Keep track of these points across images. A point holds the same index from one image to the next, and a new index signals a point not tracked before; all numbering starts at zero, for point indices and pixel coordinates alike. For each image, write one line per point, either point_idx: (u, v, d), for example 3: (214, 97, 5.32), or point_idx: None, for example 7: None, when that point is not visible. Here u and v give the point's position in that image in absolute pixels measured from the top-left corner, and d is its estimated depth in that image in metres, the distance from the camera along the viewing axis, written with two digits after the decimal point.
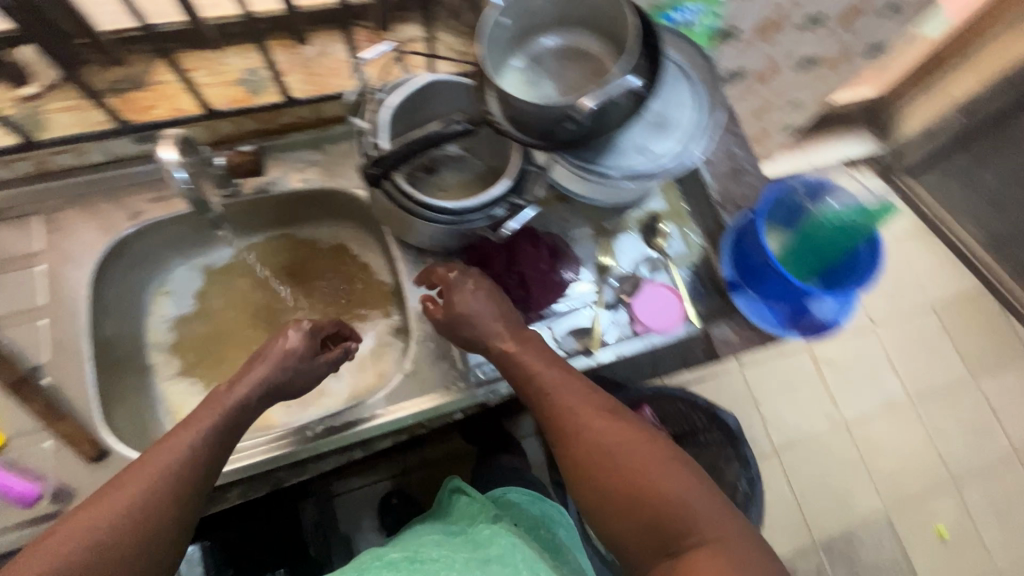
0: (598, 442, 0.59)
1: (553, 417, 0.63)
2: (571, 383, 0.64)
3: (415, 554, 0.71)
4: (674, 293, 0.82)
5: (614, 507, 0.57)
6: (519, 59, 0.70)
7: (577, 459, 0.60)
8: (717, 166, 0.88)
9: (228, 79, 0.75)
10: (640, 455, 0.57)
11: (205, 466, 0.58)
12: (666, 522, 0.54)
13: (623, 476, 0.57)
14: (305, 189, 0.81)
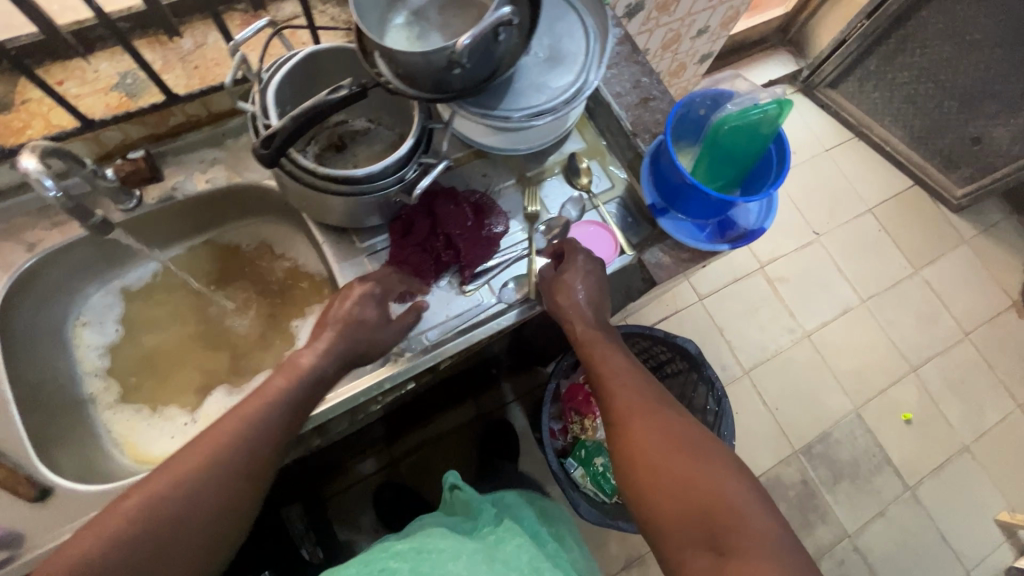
0: (658, 433, 0.66)
1: (617, 407, 0.70)
2: (630, 381, 0.72)
3: (420, 545, 0.69)
4: (604, 228, 0.83)
5: (662, 495, 0.62)
6: (400, 14, 0.69)
7: (632, 449, 0.66)
8: (625, 98, 0.88)
9: (104, 85, 0.71)
10: (694, 452, 0.63)
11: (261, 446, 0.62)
12: (713, 513, 0.59)
13: (675, 465, 0.62)
14: (212, 189, 0.78)
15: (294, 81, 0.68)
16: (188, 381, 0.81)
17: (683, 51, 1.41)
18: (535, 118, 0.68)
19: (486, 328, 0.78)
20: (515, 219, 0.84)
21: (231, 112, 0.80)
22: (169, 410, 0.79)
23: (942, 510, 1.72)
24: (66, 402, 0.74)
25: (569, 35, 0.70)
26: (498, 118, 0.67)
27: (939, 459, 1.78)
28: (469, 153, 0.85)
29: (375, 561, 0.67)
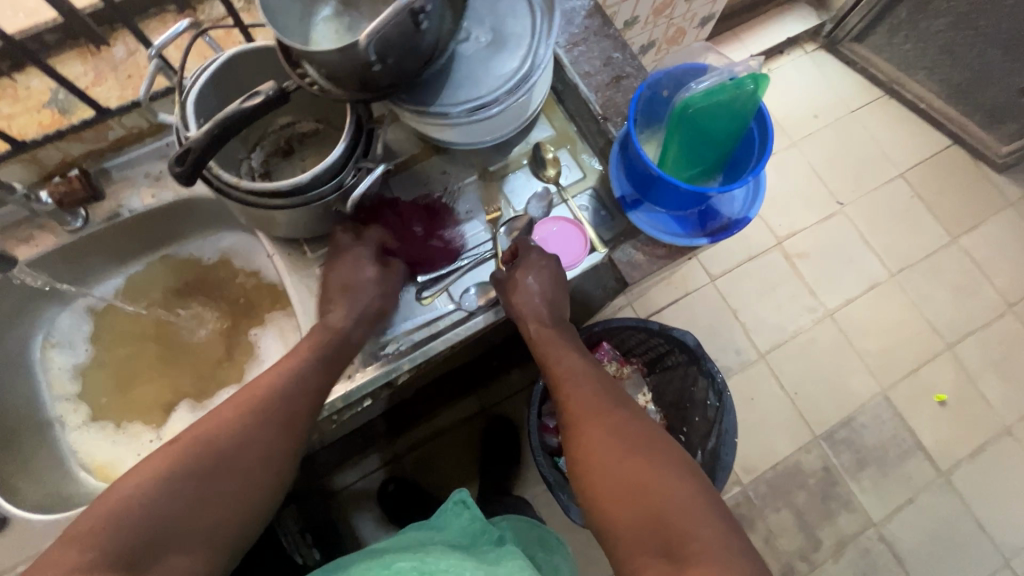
0: (611, 434, 0.64)
1: (573, 409, 0.70)
2: (589, 382, 0.72)
3: (422, 564, 0.65)
4: (573, 224, 0.77)
5: (615, 498, 0.60)
6: (327, 3, 0.62)
7: (588, 451, 0.64)
8: (595, 77, 0.80)
9: (37, 103, 0.69)
10: (646, 454, 0.61)
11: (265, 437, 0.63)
12: (663, 514, 0.56)
13: (626, 466, 0.61)
14: (161, 203, 0.75)
15: (219, 86, 0.63)
16: (152, 398, 0.80)
17: (678, 15, 1.28)
18: (476, 112, 0.62)
19: (444, 338, 0.74)
20: (478, 219, 0.79)
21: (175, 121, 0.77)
22: (135, 429, 0.78)
23: (977, 495, 1.60)
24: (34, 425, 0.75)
25: (514, 14, 0.63)
26: (436, 114, 0.61)
27: (977, 440, 1.64)
28: (427, 149, 0.80)
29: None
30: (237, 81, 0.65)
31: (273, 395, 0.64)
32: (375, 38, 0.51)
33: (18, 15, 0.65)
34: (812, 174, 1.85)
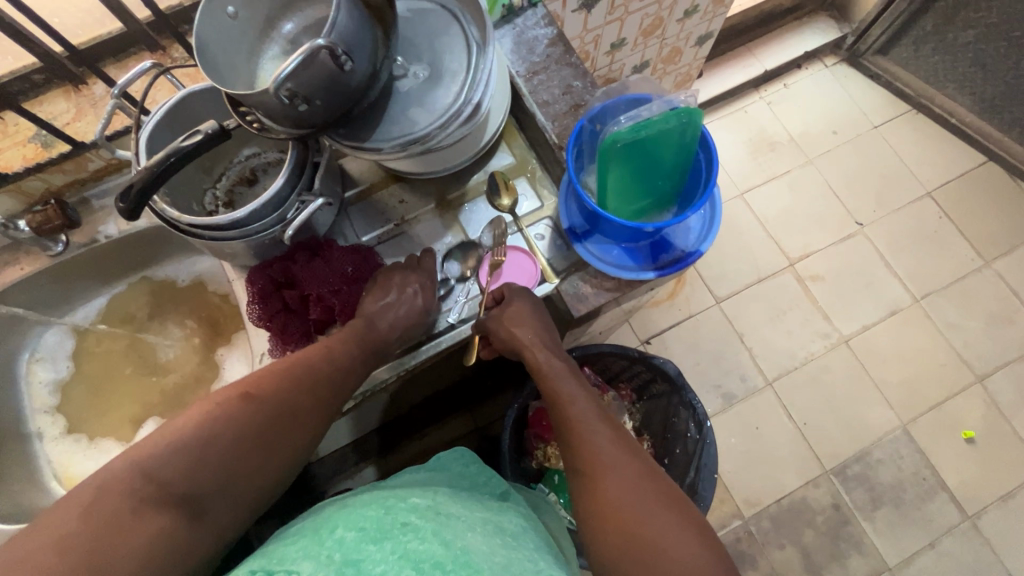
0: (616, 478, 0.58)
1: (578, 443, 0.63)
2: (595, 420, 0.65)
3: (436, 504, 0.62)
4: (524, 252, 0.78)
5: (619, 550, 0.54)
6: (275, 43, 0.65)
7: (593, 495, 0.58)
8: (554, 106, 0.80)
9: (21, 139, 0.74)
10: (652, 504, 0.56)
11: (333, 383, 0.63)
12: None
13: (629, 519, 0.55)
14: (133, 231, 0.80)
15: (174, 122, 0.66)
16: (126, 413, 0.84)
17: (670, 34, 1.25)
18: (407, 148, 0.62)
19: (388, 368, 0.74)
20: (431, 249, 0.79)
21: None
22: (106, 443, 0.83)
23: (1008, 545, 1.43)
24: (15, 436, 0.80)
25: (451, 51, 0.64)
26: (370, 150, 0.62)
27: (1010, 484, 1.47)
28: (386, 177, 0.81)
29: (393, 509, 0.58)
30: (191, 117, 0.69)
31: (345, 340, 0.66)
32: (294, 82, 0.52)
33: (8, 58, 0.71)
34: (829, 192, 1.70)
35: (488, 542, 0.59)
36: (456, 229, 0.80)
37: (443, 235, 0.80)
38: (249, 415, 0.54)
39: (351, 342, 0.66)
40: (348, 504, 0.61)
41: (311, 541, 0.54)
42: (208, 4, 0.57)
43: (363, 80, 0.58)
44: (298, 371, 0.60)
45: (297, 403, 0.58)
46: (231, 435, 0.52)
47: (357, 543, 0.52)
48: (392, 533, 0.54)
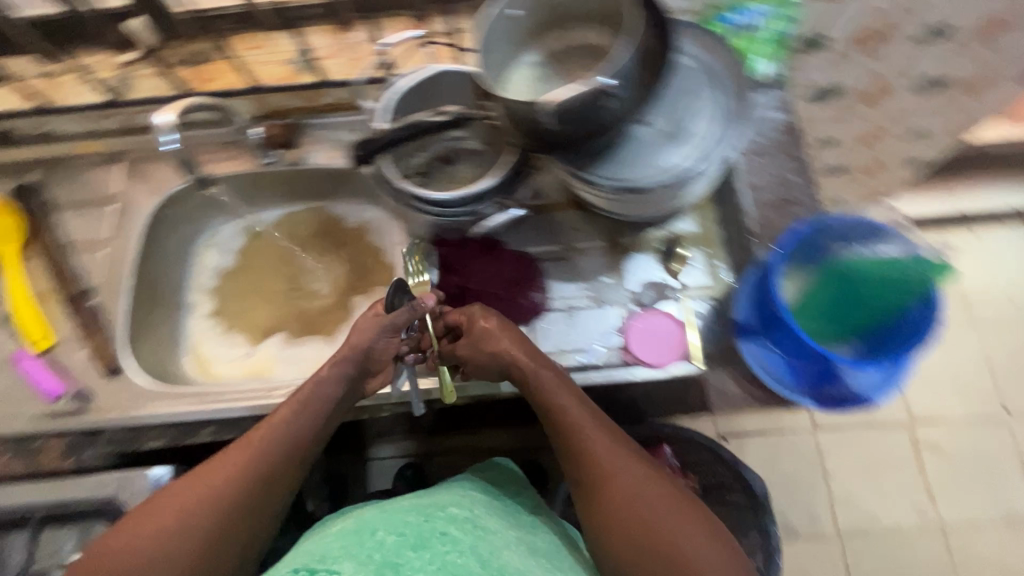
0: (644, 511, 0.54)
1: (593, 479, 0.57)
2: (605, 437, 0.59)
3: (474, 517, 0.64)
4: (676, 325, 0.73)
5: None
6: (535, 53, 0.68)
7: (620, 533, 0.54)
8: (762, 192, 0.76)
9: (279, 59, 0.83)
10: (684, 526, 0.53)
11: (300, 455, 0.60)
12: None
13: (666, 549, 0.52)
14: (330, 166, 0.85)
15: (421, 93, 0.71)
16: (259, 319, 0.91)
17: None
18: (619, 189, 0.62)
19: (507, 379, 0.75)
20: (585, 283, 0.78)
21: None
22: (235, 338, 0.89)
23: None
24: (170, 301, 0.89)
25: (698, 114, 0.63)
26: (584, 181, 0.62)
27: None
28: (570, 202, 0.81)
29: (433, 518, 0.61)
30: (437, 95, 0.72)
31: (313, 399, 0.62)
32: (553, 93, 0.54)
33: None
34: None
35: (525, 561, 0.59)
36: (617, 275, 0.78)
37: (603, 276, 0.78)
38: (205, 498, 0.54)
39: (300, 409, 0.61)
40: (389, 508, 0.64)
41: (354, 540, 0.57)
42: (500, 4, 0.62)
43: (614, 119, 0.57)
44: (257, 439, 0.58)
45: (257, 475, 0.56)
46: (175, 524, 0.52)
47: (396, 546, 0.56)
48: (430, 542, 0.57)
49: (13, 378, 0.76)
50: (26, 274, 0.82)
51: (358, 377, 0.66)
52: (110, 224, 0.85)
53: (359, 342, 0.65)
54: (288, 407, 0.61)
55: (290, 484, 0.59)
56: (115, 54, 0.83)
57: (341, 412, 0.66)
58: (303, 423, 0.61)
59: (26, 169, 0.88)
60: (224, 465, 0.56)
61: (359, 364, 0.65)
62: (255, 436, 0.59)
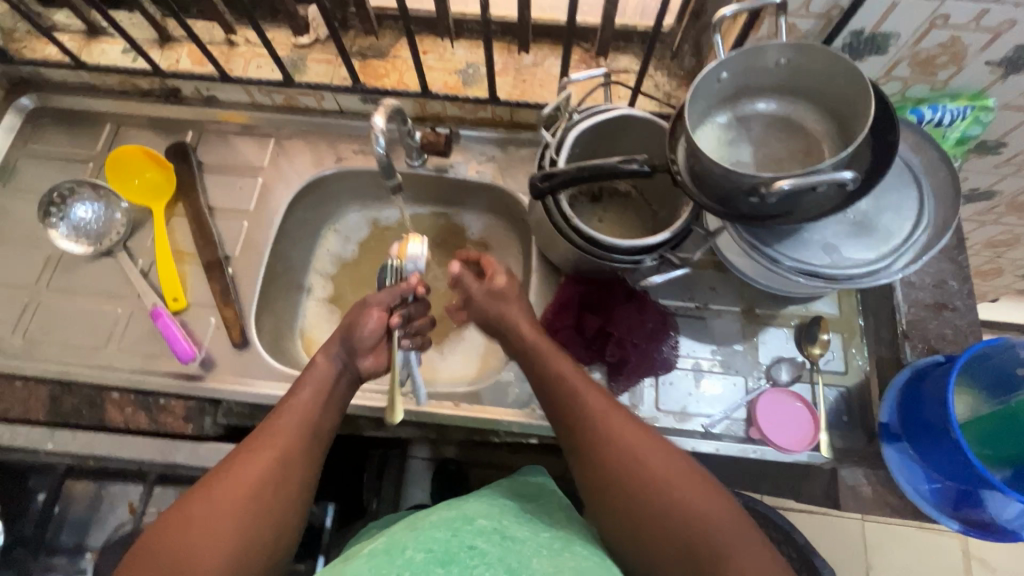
0: (640, 473, 0.55)
1: (586, 449, 0.58)
2: (600, 398, 0.60)
3: (503, 527, 0.56)
4: (809, 411, 0.72)
5: (654, 541, 0.52)
6: (726, 113, 0.65)
7: (617, 498, 0.55)
8: (918, 292, 0.74)
9: (450, 67, 0.84)
10: (683, 482, 0.54)
11: (314, 429, 0.61)
12: (706, 557, 0.50)
13: (665, 507, 0.53)
14: (476, 179, 0.87)
15: (601, 130, 0.71)
16: None
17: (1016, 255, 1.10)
18: (803, 278, 0.60)
19: None
20: (715, 346, 0.77)
21: (528, 126, 0.87)
22: None
23: None
24: (292, 281, 0.90)
25: (899, 214, 0.60)
26: (764, 256, 0.61)
27: None
28: (710, 259, 0.80)
29: (459, 530, 0.54)
30: (616, 135, 0.73)
31: (317, 399, 0.62)
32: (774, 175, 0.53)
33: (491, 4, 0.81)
34: None
35: (557, 566, 0.51)
36: (750, 344, 0.77)
37: (736, 343, 0.77)
38: (239, 483, 0.54)
39: (314, 398, 0.62)
40: (416, 524, 0.58)
41: (383, 560, 0.50)
42: (710, 67, 0.60)
43: (815, 212, 0.56)
44: (278, 423, 0.59)
45: (283, 454, 0.57)
46: (220, 513, 0.52)
47: (425, 565, 0.49)
48: (459, 558, 0.50)
49: (147, 332, 0.77)
50: (169, 231, 0.84)
51: (352, 358, 0.68)
52: (253, 198, 0.87)
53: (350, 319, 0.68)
54: (307, 391, 0.62)
55: (316, 463, 0.60)
56: (295, 35, 0.87)
57: (349, 394, 0.68)
58: (320, 406, 0.62)
59: (184, 128, 0.91)
60: (252, 453, 0.57)
61: (349, 341, 0.68)
62: (268, 431, 0.58)
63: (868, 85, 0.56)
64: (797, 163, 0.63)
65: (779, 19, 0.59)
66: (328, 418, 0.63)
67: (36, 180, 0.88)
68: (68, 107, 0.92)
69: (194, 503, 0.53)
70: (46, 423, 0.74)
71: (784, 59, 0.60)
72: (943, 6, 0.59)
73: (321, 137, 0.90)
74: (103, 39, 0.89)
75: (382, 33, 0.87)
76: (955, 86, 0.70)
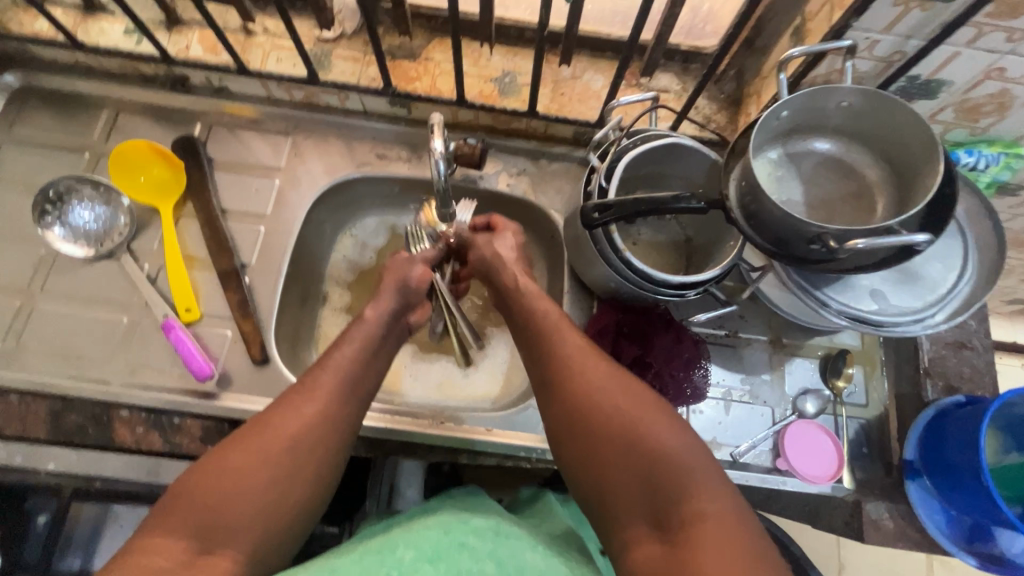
0: (608, 407, 0.57)
1: (560, 386, 0.61)
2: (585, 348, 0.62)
3: (498, 524, 0.58)
4: (835, 446, 0.73)
5: (616, 470, 0.55)
6: (778, 148, 0.64)
7: (583, 430, 0.58)
8: (940, 331, 0.76)
9: (486, 75, 0.81)
10: (648, 417, 0.56)
11: (357, 377, 0.60)
12: (666, 487, 0.52)
13: (629, 439, 0.55)
14: (507, 192, 0.84)
15: (650, 156, 0.70)
16: None
17: (1007, 283, 1.16)
18: (850, 323, 0.61)
19: None
20: (744, 375, 0.77)
21: (561, 140, 0.85)
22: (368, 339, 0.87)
23: None
24: (307, 289, 0.86)
25: (944, 264, 0.63)
26: (814, 300, 0.61)
27: None
28: (739, 287, 0.80)
29: (452, 528, 0.55)
30: (665, 160, 0.72)
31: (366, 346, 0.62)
32: (844, 230, 0.53)
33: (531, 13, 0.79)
34: None
35: (548, 564, 0.54)
36: (777, 375, 0.77)
37: (765, 373, 0.77)
38: (277, 433, 0.53)
39: (357, 355, 0.61)
40: (413, 524, 0.58)
41: (374, 559, 0.51)
42: (775, 105, 0.59)
43: (857, 257, 0.55)
44: (320, 377, 0.58)
45: (325, 410, 0.56)
46: (263, 457, 0.52)
47: (414, 564, 0.50)
48: (448, 554, 0.52)
49: (158, 346, 0.72)
50: (178, 233, 0.78)
51: (400, 313, 0.67)
52: (270, 201, 0.81)
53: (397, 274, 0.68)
54: (351, 345, 0.61)
55: (356, 423, 0.59)
56: (319, 28, 0.81)
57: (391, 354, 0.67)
58: (364, 364, 0.61)
59: (191, 121, 0.84)
60: (293, 405, 0.56)
61: (399, 295, 0.67)
62: (314, 374, 0.58)
63: (934, 138, 0.56)
64: (848, 206, 0.63)
65: (847, 62, 0.57)
66: (372, 374, 0.62)
67: (22, 170, 0.80)
68: (57, 89, 0.84)
69: (243, 435, 0.54)
70: (43, 442, 0.68)
71: (846, 102, 0.59)
72: (1003, 59, 0.59)
73: (342, 138, 0.85)
74: (101, 17, 0.81)
75: (414, 33, 0.82)
76: (997, 132, 0.70)
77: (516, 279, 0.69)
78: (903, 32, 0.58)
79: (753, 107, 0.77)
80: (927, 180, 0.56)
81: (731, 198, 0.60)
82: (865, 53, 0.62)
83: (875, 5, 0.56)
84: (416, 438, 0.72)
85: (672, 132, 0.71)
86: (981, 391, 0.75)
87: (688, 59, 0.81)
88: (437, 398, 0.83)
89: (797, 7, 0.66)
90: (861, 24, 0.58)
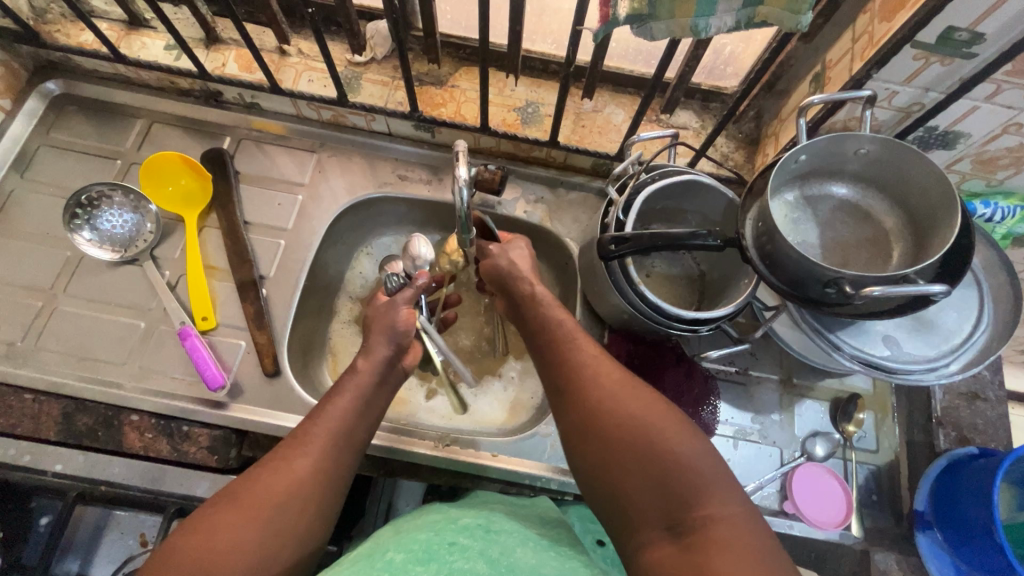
0: (618, 415, 0.53)
1: (569, 392, 0.58)
2: (607, 365, 0.59)
3: (488, 522, 0.55)
4: (843, 493, 0.71)
5: (627, 479, 0.50)
6: (795, 191, 0.64)
7: (593, 440, 0.54)
8: (954, 380, 0.75)
9: (509, 104, 0.83)
10: (662, 421, 0.52)
11: (346, 420, 0.59)
12: (679, 491, 0.48)
13: (643, 446, 0.51)
14: (523, 219, 0.85)
15: (667, 191, 0.71)
16: None
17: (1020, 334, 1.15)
18: (863, 367, 0.61)
19: None
20: (755, 414, 0.76)
21: (580, 171, 0.87)
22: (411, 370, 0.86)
23: None
24: (322, 303, 0.87)
25: (959, 314, 0.63)
26: (828, 343, 0.61)
27: None
28: (751, 325, 0.80)
29: (443, 530, 0.51)
30: (682, 196, 0.73)
31: (367, 377, 0.62)
32: (860, 275, 0.53)
33: (557, 48, 0.82)
34: None
35: (541, 558, 0.50)
36: (787, 416, 0.77)
37: (776, 412, 0.77)
38: (266, 492, 0.51)
39: (354, 399, 0.60)
40: (401, 527, 0.55)
41: (363, 563, 0.47)
42: (793, 149, 0.59)
43: (870, 301, 0.55)
44: (312, 431, 0.56)
45: (317, 466, 0.54)
46: (252, 508, 0.50)
47: (403, 565, 0.45)
48: (439, 554, 0.47)
49: (172, 353, 0.73)
50: (200, 243, 0.80)
51: (395, 359, 0.66)
52: (292, 216, 0.83)
53: (381, 310, 0.69)
54: (343, 399, 0.60)
55: (347, 476, 0.57)
56: (351, 52, 0.84)
57: (386, 403, 0.65)
58: (359, 416, 0.60)
59: (221, 135, 0.87)
60: (285, 459, 0.54)
61: (393, 337, 0.66)
62: (309, 425, 0.57)
63: (952, 190, 0.56)
64: (865, 253, 0.63)
65: (867, 111, 0.58)
66: (366, 422, 0.61)
67: (54, 173, 0.82)
68: (96, 98, 0.87)
69: (235, 490, 0.52)
70: (55, 442, 0.70)
71: (864, 149, 0.60)
72: (1022, 115, 0.59)
73: (365, 158, 0.88)
74: (144, 32, 0.85)
75: (442, 61, 0.85)
76: (1013, 185, 0.71)
77: (532, 288, 0.68)
78: (922, 85, 0.60)
79: (770, 148, 0.78)
80: (946, 231, 0.57)
81: (747, 237, 0.60)
82: (884, 103, 0.63)
83: (895, 58, 0.57)
84: (419, 458, 0.72)
85: (692, 169, 0.72)
86: (995, 444, 0.74)
87: (707, 98, 0.83)
88: (441, 421, 0.83)
89: (818, 55, 0.68)
90: (881, 75, 0.59)
